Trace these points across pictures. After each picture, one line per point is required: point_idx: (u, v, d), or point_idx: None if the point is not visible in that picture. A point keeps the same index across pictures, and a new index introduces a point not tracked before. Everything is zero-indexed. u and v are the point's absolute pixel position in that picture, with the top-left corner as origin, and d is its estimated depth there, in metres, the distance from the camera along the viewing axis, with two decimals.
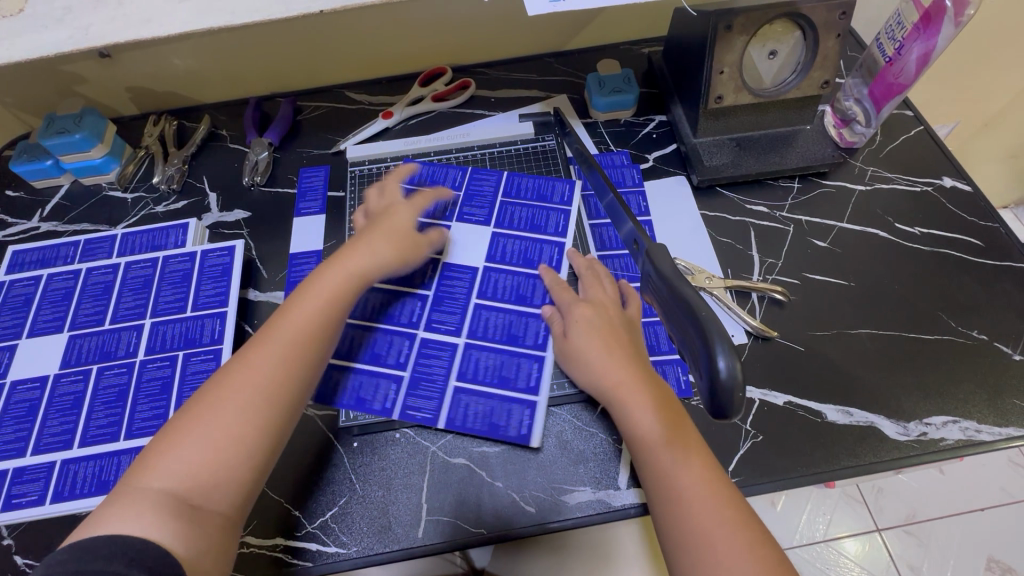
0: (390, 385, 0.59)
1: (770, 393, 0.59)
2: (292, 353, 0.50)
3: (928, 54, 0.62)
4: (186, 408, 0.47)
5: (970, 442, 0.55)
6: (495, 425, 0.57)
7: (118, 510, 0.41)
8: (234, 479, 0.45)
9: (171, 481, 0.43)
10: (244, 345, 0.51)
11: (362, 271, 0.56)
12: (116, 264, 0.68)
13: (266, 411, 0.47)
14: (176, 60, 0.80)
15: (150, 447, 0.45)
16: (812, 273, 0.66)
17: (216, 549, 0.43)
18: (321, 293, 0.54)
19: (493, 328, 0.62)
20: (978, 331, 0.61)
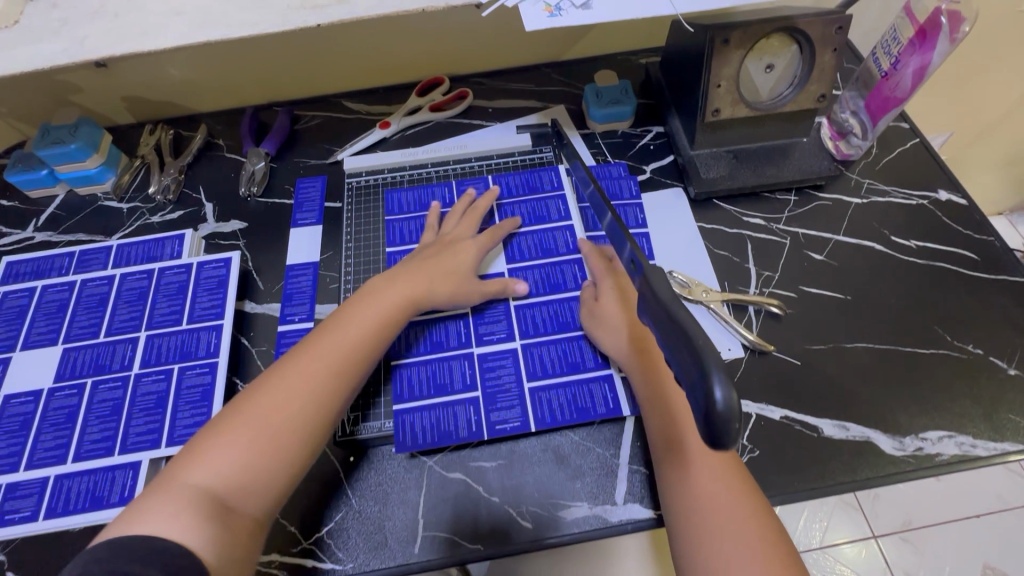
0: (467, 407, 0.59)
1: (766, 408, 0.59)
2: (340, 365, 0.54)
3: (923, 68, 0.62)
4: (237, 406, 0.51)
5: (966, 457, 0.55)
6: (583, 409, 0.59)
7: (160, 505, 0.44)
8: (270, 481, 0.48)
9: (212, 477, 0.46)
10: (298, 350, 0.55)
11: (409, 291, 0.61)
12: (111, 276, 0.68)
13: (306, 418, 0.51)
14: (173, 69, 0.80)
15: (198, 440, 0.49)
16: (808, 286, 0.66)
17: (244, 550, 0.45)
18: (371, 309, 0.58)
19: (541, 321, 0.64)
20: (973, 345, 0.61)
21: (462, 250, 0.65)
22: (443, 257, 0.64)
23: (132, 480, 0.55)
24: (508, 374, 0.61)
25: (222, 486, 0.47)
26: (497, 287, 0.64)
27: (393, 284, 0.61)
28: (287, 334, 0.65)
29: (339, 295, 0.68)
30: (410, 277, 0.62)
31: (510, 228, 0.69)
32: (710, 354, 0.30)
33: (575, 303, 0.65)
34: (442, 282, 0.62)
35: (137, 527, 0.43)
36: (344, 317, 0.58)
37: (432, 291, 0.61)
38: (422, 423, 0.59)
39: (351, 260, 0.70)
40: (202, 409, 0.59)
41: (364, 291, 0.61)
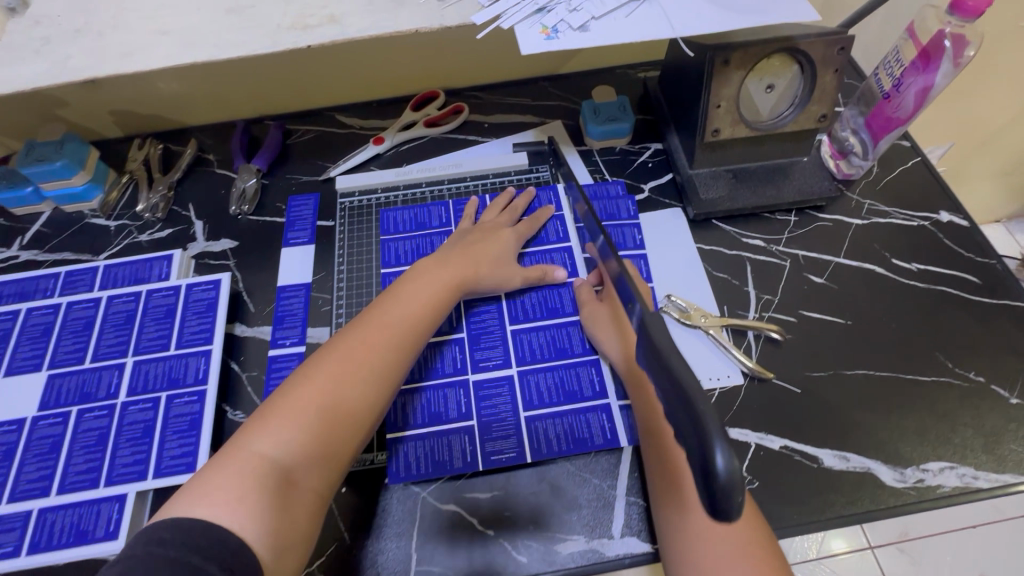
0: (462, 437, 0.58)
1: (766, 437, 0.58)
2: (398, 345, 0.55)
3: (927, 89, 0.61)
4: (297, 378, 0.52)
5: (967, 489, 0.54)
6: (580, 440, 0.58)
7: (223, 483, 0.44)
8: (331, 455, 0.49)
9: (278, 449, 0.47)
10: (354, 327, 0.56)
11: (457, 276, 0.62)
12: (97, 299, 0.66)
13: (368, 394, 0.52)
14: (161, 83, 0.78)
15: (263, 410, 0.49)
16: (808, 311, 0.65)
17: (302, 529, 0.46)
18: (425, 290, 0.60)
19: (538, 346, 0.63)
20: (975, 372, 0.60)
21: (504, 238, 0.67)
22: (486, 245, 0.65)
23: (117, 514, 0.54)
24: (504, 404, 0.60)
25: (287, 460, 0.47)
26: (538, 273, 0.66)
27: (443, 268, 0.62)
28: (277, 359, 0.64)
29: (331, 318, 0.66)
30: (458, 262, 0.63)
31: (545, 215, 0.71)
32: (710, 418, 0.29)
33: (573, 328, 0.64)
34: (487, 267, 0.64)
35: (199, 511, 0.41)
36: (397, 297, 0.59)
37: (478, 276, 0.63)
38: (417, 453, 0.58)
39: (344, 283, 0.68)
40: (190, 439, 0.57)
41: (412, 273, 0.62)
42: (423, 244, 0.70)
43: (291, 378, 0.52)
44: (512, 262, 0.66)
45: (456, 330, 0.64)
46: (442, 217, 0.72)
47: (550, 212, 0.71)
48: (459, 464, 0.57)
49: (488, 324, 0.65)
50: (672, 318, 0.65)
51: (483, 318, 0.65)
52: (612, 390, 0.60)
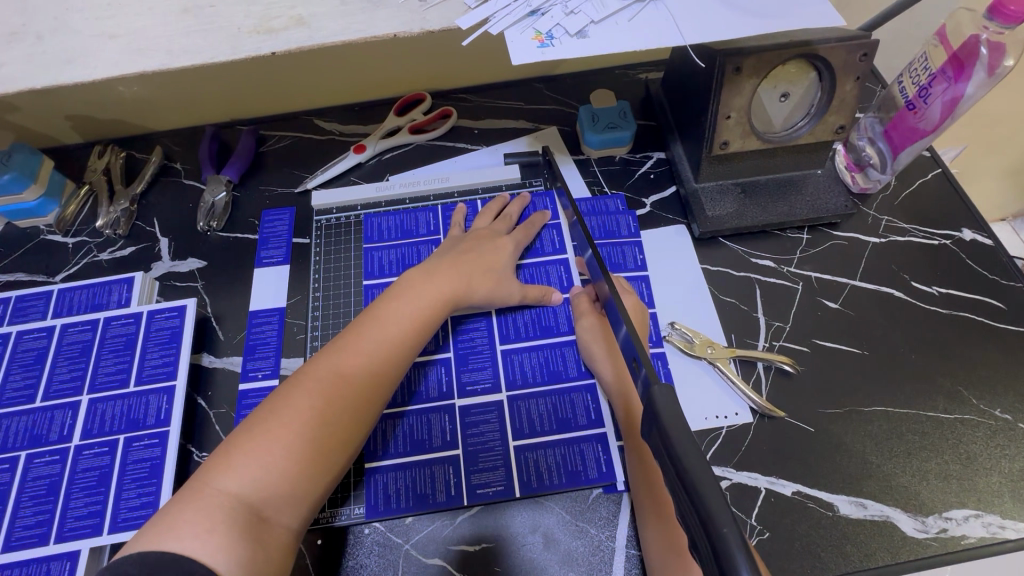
0: (446, 468, 0.54)
1: (777, 482, 0.54)
2: (383, 365, 0.49)
3: (956, 100, 0.56)
4: (268, 403, 0.45)
5: (994, 540, 0.51)
6: (573, 472, 0.53)
7: (192, 513, 0.39)
8: (307, 491, 0.43)
9: (247, 485, 0.41)
10: (336, 344, 0.50)
11: (451, 286, 0.56)
12: (50, 328, 0.61)
13: (348, 421, 0.46)
14: (121, 87, 0.72)
15: (231, 438, 0.43)
16: (822, 339, 0.61)
17: (276, 567, 0.40)
18: (414, 303, 0.54)
19: (530, 369, 0.58)
20: (1001, 409, 0.56)
21: (499, 246, 0.61)
22: (482, 254, 0.60)
23: (68, 574, 0.49)
24: (493, 432, 0.55)
25: (259, 495, 0.41)
26: (537, 293, 0.60)
27: (435, 278, 0.56)
28: (247, 395, 0.59)
29: (306, 348, 0.61)
30: (450, 271, 0.57)
31: (540, 221, 0.65)
32: (736, 547, 0.25)
33: (568, 348, 0.59)
34: (482, 280, 0.58)
35: (168, 543, 0.37)
36: (382, 310, 0.52)
37: (472, 288, 0.57)
38: (396, 485, 0.53)
39: (320, 309, 0.63)
40: (150, 488, 0.52)
41: (399, 282, 0.56)
42: (409, 252, 0.65)
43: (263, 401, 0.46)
44: (509, 274, 0.60)
45: (444, 350, 0.59)
46: (430, 224, 0.67)
47: (546, 217, 0.65)
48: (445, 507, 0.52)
49: (477, 342, 0.59)
50: (674, 347, 0.60)
51: (471, 336, 0.59)
52: (607, 419, 0.55)
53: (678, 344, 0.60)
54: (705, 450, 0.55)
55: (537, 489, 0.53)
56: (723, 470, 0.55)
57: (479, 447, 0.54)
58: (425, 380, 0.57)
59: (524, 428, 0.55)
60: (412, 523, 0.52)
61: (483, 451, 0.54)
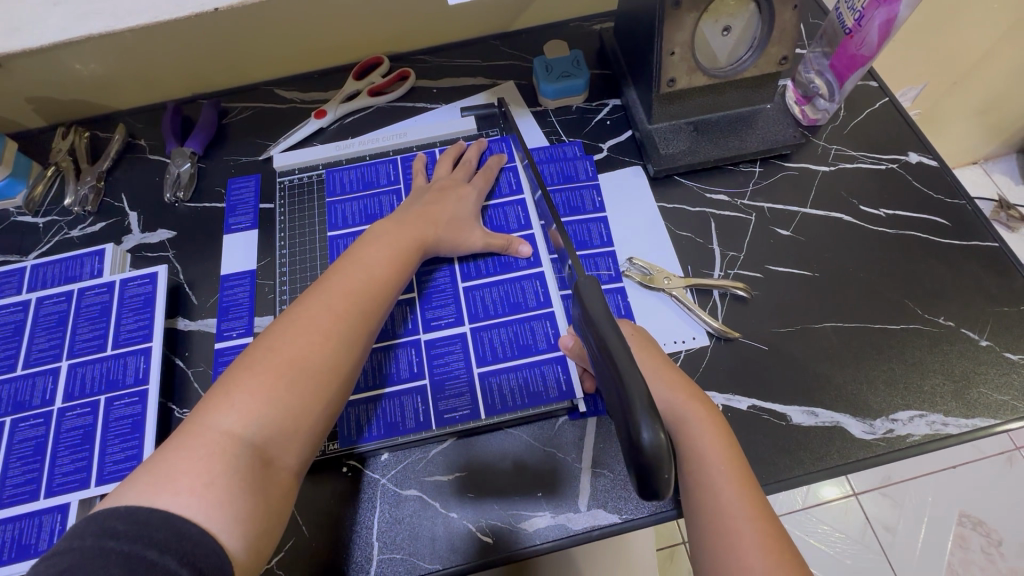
0: (414, 398, 0.56)
1: (733, 398, 0.56)
2: (370, 307, 0.50)
3: (890, 22, 0.56)
4: (263, 344, 0.46)
5: (937, 437, 0.54)
6: (535, 394, 0.56)
7: (188, 465, 0.38)
8: (307, 428, 0.44)
9: (249, 423, 0.41)
10: (321, 287, 0.50)
11: (420, 234, 0.57)
12: (26, 301, 0.62)
13: (345, 358, 0.47)
14: (77, 65, 0.72)
15: (227, 379, 0.44)
16: (775, 265, 0.63)
17: (277, 511, 0.41)
18: (388, 249, 0.55)
19: (491, 303, 0.60)
20: (944, 317, 0.59)
21: (463, 198, 0.62)
22: (445, 205, 0.60)
23: (60, 525, 0.51)
24: (458, 361, 0.57)
25: (262, 437, 0.42)
26: (501, 242, 0.61)
27: (404, 227, 0.57)
28: (223, 353, 0.60)
29: (276, 306, 0.63)
30: (418, 222, 0.58)
31: (497, 165, 0.67)
32: (638, 398, 0.32)
33: (528, 281, 0.61)
34: (446, 229, 0.59)
35: (163, 499, 0.36)
36: (361, 258, 0.53)
37: (438, 238, 0.59)
38: (369, 416, 0.55)
39: (287, 267, 0.64)
40: (133, 442, 0.54)
41: (370, 232, 0.57)
42: (371, 203, 0.67)
43: (252, 345, 0.46)
44: (469, 222, 0.61)
45: (408, 291, 0.61)
46: (390, 175, 0.68)
47: (502, 160, 0.67)
48: (414, 435, 0.55)
49: (440, 283, 0.61)
50: (634, 281, 0.62)
51: (435, 278, 0.61)
52: None
53: (637, 278, 0.62)
54: None
55: (501, 412, 0.55)
56: None
57: (446, 381, 0.57)
58: (394, 323, 0.59)
59: (488, 360, 0.57)
60: (386, 458, 0.55)
61: (449, 381, 0.57)
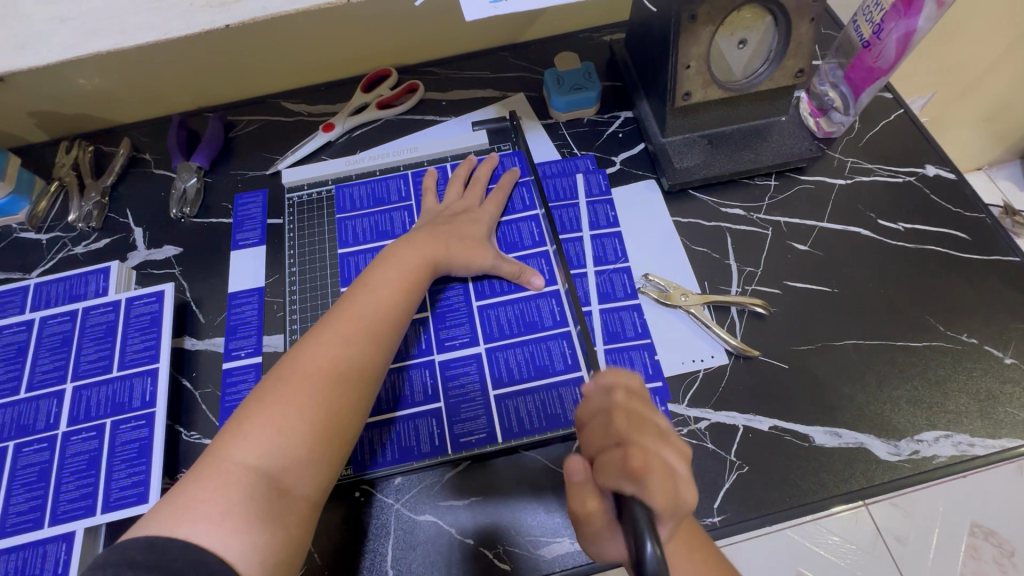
0: (429, 421, 0.55)
1: (754, 418, 0.55)
2: (381, 329, 0.49)
3: (909, 35, 0.56)
4: (276, 372, 0.45)
5: (964, 458, 0.52)
6: (552, 416, 0.54)
7: (206, 494, 0.38)
8: (323, 453, 0.42)
9: (262, 453, 0.40)
10: (332, 312, 0.49)
11: (429, 256, 0.56)
12: (29, 321, 0.61)
13: (358, 381, 0.46)
14: (82, 78, 0.71)
15: (241, 410, 0.43)
16: (793, 281, 0.62)
17: (295, 542, 0.40)
18: (398, 270, 0.54)
19: (506, 322, 0.59)
20: (967, 334, 0.58)
21: (475, 219, 0.61)
22: (456, 225, 0.60)
23: (64, 556, 0.50)
24: (473, 383, 0.56)
25: (276, 465, 0.40)
26: (514, 270, 0.60)
27: (414, 247, 0.56)
28: (232, 373, 0.59)
29: (285, 325, 0.61)
30: (428, 240, 0.57)
31: (510, 181, 0.66)
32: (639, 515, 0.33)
33: (543, 300, 0.60)
34: (459, 248, 0.58)
35: (183, 527, 0.36)
36: (371, 280, 0.52)
37: (451, 257, 0.57)
38: (382, 440, 0.54)
39: (296, 286, 0.63)
40: (140, 467, 0.53)
41: (380, 256, 0.56)
42: (382, 219, 0.65)
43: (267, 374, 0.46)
44: (484, 241, 0.60)
45: (420, 311, 0.59)
46: (401, 191, 0.67)
47: (516, 175, 0.66)
48: (429, 458, 0.53)
49: (453, 301, 0.60)
50: (650, 298, 0.61)
51: (449, 297, 0.60)
52: (584, 363, 0.56)
53: (654, 295, 0.61)
54: (669, 403, 0.56)
55: (518, 435, 0.54)
56: (702, 411, 0.56)
57: (463, 403, 0.55)
58: (407, 343, 0.58)
59: (504, 381, 0.56)
60: (401, 484, 0.53)
61: (464, 402, 0.55)
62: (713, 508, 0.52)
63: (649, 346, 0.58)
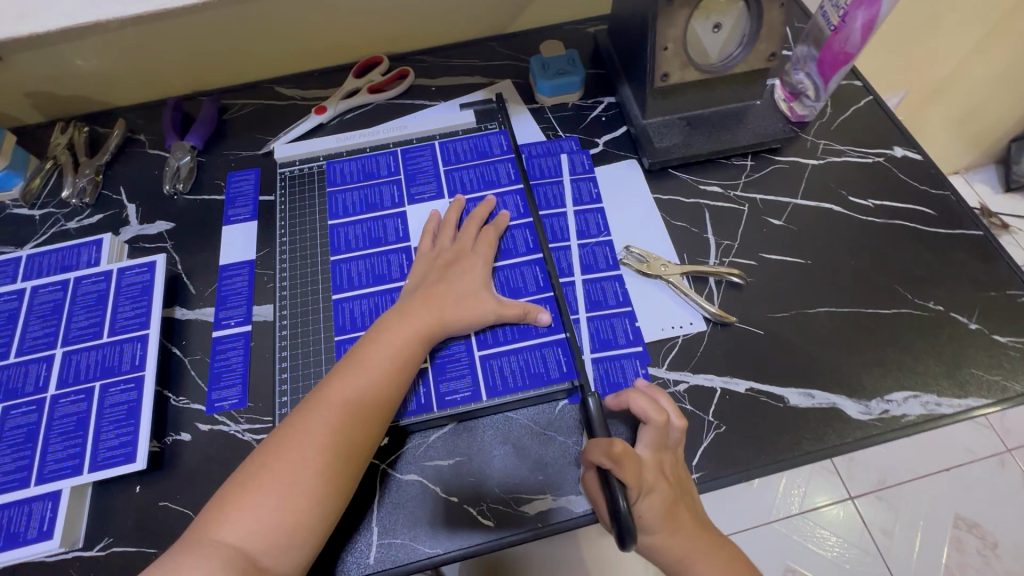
0: (416, 380, 0.56)
1: (731, 380, 0.57)
2: (366, 413, 0.48)
3: (871, 21, 0.59)
4: (265, 449, 0.46)
5: (932, 416, 0.54)
6: (536, 374, 0.56)
7: (191, 566, 0.41)
8: (303, 538, 0.44)
9: (248, 542, 0.43)
10: (322, 388, 0.49)
11: (425, 323, 0.54)
12: (20, 290, 0.62)
13: (342, 471, 0.46)
14: (79, 60, 0.73)
15: (230, 487, 0.45)
16: (768, 253, 0.64)
17: None
18: (391, 345, 0.52)
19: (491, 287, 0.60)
20: (934, 302, 0.60)
21: (468, 269, 0.58)
22: (451, 281, 0.57)
23: (49, 514, 0.50)
24: (459, 344, 0.57)
25: (256, 547, 0.43)
26: (517, 311, 0.56)
27: (408, 316, 0.54)
28: (222, 341, 0.61)
29: (274, 295, 0.62)
30: (424, 307, 0.54)
31: (486, 209, 0.64)
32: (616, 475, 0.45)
33: (528, 267, 0.61)
34: (456, 307, 0.55)
35: None
36: (365, 354, 0.51)
37: (448, 320, 0.54)
38: None
39: (287, 256, 0.64)
40: (128, 428, 0.54)
41: (377, 322, 0.54)
42: (371, 193, 0.67)
43: (260, 445, 0.48)
44: (485, 293, 0.57)
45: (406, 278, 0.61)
46: (390, 166, 0.69)
47: (493, 202, 0.64)
48: (416, 414, 0.54)
49: None
50: (631, 269, 0.63)
51: None
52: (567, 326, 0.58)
53: (634, 266, 0.63)
54: (648, 367, 0.58)
55: (503, 392, 0.55)
56: (681, 374, 0.58)
57: (449, 363, 0.57)
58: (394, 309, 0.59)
59: (489, 342, 0.57)
60: (388, 442, 0.54)
61: (450, 362, 0.57)
62: (691, 465, 0.53)
63: (630, 313, 0.60)
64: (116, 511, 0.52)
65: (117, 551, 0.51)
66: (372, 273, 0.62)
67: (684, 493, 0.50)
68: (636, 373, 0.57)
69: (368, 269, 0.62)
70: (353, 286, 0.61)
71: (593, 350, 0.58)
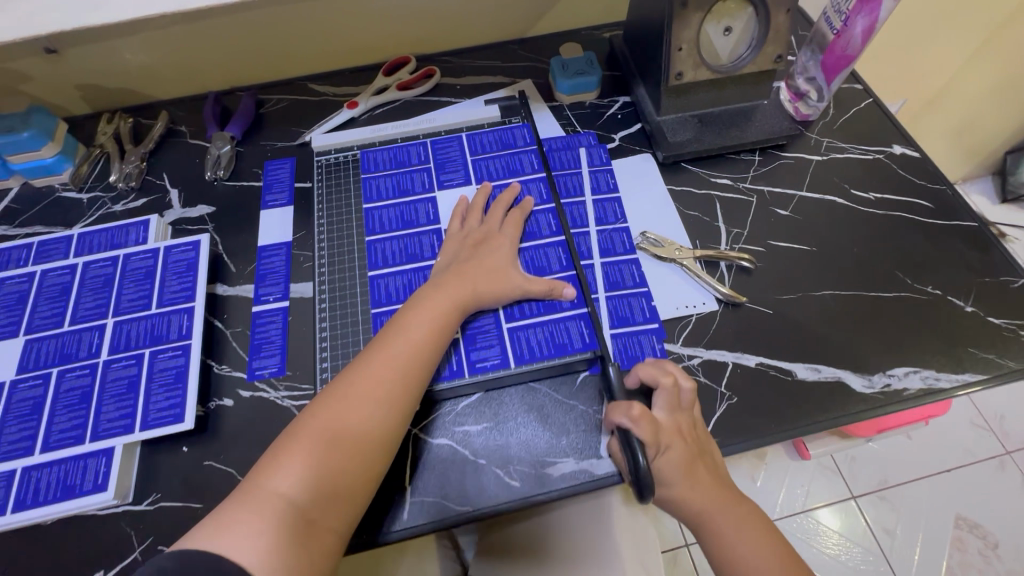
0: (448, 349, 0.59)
1: (742, 355, 0.61)
2: (406, 378, 0.52)
3: (872, 26, 0.63)
4: (314, 409, 0.49)
5: (931, 390, 0.58)
6: (560, 345, 0.59)
7: (246, 514, 0.43)
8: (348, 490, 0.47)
9: (299, 492, 0.45)
10: (365, 355, 0.53)
11: (458, 296, 0.57)
12: (73, 265, 0.66)
13: (384, 429, 0.50)
14: (127, 54, 0.78)
15: (279, 444, 0.48)
16: (776, 241, 0.69)
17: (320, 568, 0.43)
18: (427, 313, 0.56)
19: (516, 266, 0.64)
20: (932, 286, 0.64)
21: (495, 248, 0.62)
22: (481, 259, 0.61)
23: (103, 468, 0.53)
24: (488, 317, 0.61)
25: (306, 498, 0.45)
26: (544, 287, 0.60)
27: (443, 289, 0.57)
28: (261, 315, 0.64)
29: (312, 273, 0.66)
30: (457, 282, 0.58)
31: (511, 195, 0.68)
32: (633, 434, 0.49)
33: (551, 249, 0.65)
34: (486, 283, 0.59)
35: (225, 536, 0.41)
36: (404, 324, 0.55)
37: (479, 293, 0.58)
38: None
39: (323, 237, 0.68)
40: (176, 391, 0.57)
41: (413, 296, 0.58)
42: (402, 180, 0.71)
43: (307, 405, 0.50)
44: (513, 270, 0.61)
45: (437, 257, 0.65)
46: (420, 155, 0.73)
47: (518, 188, 0.68)
48: (448, 380, 0.58)
49: None
50: (647, 253, 0.67)
51: None
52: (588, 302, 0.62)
53: (650, 250, 0.67)
54: (664, 342, 0.61)
55: (529, 361, 0.59)
56: (695, 349, 0.61)
57: (478, 334, 0.60)
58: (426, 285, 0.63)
59: (516, 316, 0.61)
60: (421, 408, 0.58)
61: (479, 334, 0.60)
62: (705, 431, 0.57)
63: (646, 293, 0.64)
64: (164, 468, 0.56)
65: (165, 505, 0.54)
66: (404, 253, 0.66)
67: (704, 454, 0.53)
68: (653, 348, 0.61)
69: (400, 249, 0.66)
70: (387, 264, 0.65)
71: (613, 326, 0.62)
